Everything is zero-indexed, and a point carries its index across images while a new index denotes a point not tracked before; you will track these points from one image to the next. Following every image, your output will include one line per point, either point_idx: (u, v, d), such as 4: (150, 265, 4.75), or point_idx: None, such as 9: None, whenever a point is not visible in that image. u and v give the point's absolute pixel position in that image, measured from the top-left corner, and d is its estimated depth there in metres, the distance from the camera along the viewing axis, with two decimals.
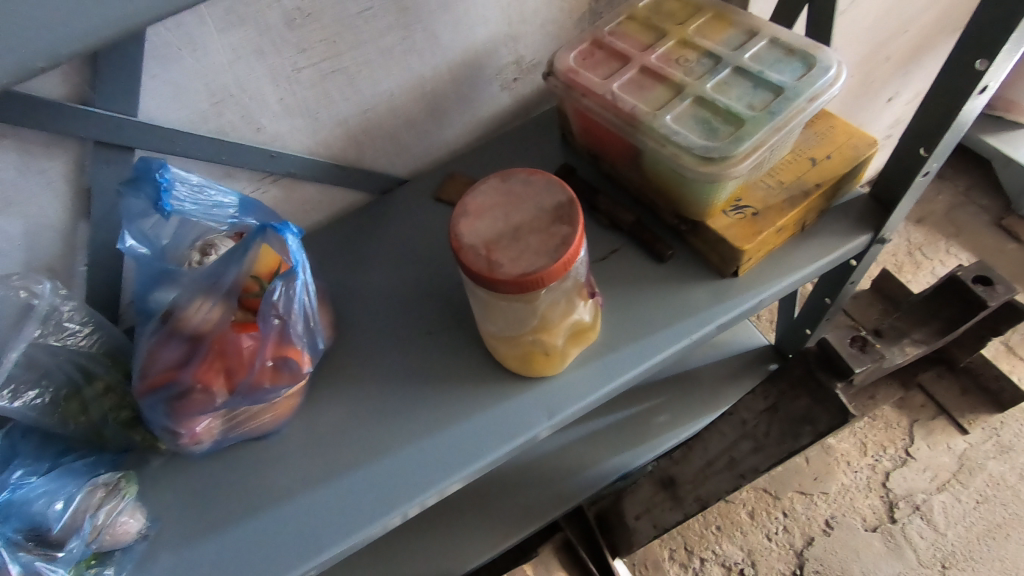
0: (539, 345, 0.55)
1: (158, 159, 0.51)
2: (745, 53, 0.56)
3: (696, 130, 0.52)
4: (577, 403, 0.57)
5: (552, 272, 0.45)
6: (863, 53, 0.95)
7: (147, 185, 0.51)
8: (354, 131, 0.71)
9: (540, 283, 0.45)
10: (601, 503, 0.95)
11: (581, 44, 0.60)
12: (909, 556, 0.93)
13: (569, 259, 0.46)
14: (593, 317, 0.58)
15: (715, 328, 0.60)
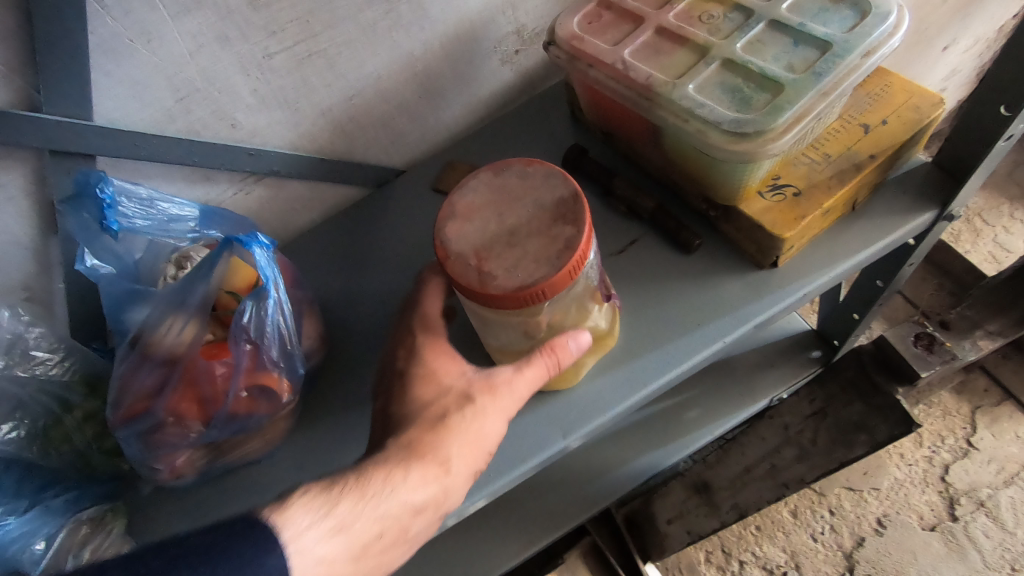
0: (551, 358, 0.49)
1: (98, 174, 0.49)
2: (782, 3, 0.47)
3: (725, 100, 0.43)
4: (600, 418, 0.50)
5: (553, 284, 0.38)
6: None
7: (90, 205, 0.48)
8: (341, 122, 0.64)
9: (540, 298, 0.38)
10: (631, 504, 0.88)
11: (586, 5, 0.52)
12: (973, 557, 0.84)
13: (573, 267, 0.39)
14: (610, 323, 0.52)
15: (754, 327, 0.52)
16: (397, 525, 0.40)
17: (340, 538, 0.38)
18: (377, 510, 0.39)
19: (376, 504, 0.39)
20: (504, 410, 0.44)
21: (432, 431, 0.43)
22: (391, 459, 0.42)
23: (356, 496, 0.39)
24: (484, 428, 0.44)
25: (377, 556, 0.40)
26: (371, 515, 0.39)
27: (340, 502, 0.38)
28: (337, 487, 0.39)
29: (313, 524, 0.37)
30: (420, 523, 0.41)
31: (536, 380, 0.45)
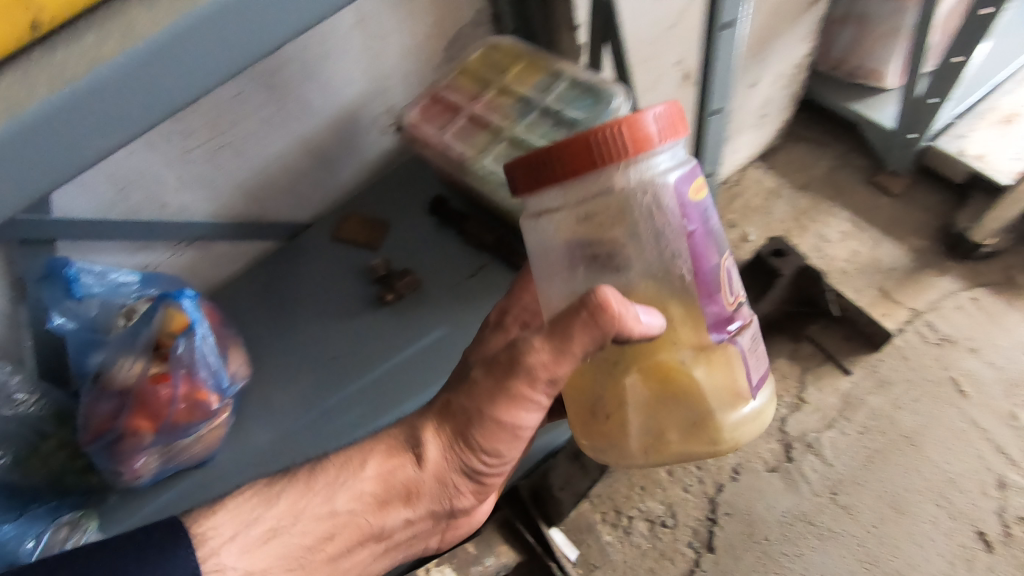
0: (604, 384, 0.46)
1: (64, 259, 0.66)
2: (550, 94, 0.67)
3: (508, 167, 0.65)
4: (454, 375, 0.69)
5: (597, 141, 0.36)
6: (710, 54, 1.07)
7: (59, 280, 0.65)
8: (252, 192, 0.82)
9: (579, 163, 0.36)
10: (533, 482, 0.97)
11: (422, 99, 0.71)
12: (804, 488, 1.05)
13: (622, 132, 0.36)
14: (709, 380, 0.43)
15: None
16: (355, 513, 0.52)
17: (269, 545, 0.48)
18: (326, 505, 0.52)
19: (327, 499, 0.52)
20: (501, 401, 0.50)
21: (427, 414, 0.56)
22: (355, 454, 0.54)
23: (305, 490, 0.52)
24: (485, 415, 0.51)
25: (342, 540, 0.52)
26: (318, 512, 0.51)
27: (279, 502, 0.50)
28: (283, 491, 0.52)
29: (253, 519, 0.49)
30: (393, 508, 0.54)
31: (581, 345, 0.43)
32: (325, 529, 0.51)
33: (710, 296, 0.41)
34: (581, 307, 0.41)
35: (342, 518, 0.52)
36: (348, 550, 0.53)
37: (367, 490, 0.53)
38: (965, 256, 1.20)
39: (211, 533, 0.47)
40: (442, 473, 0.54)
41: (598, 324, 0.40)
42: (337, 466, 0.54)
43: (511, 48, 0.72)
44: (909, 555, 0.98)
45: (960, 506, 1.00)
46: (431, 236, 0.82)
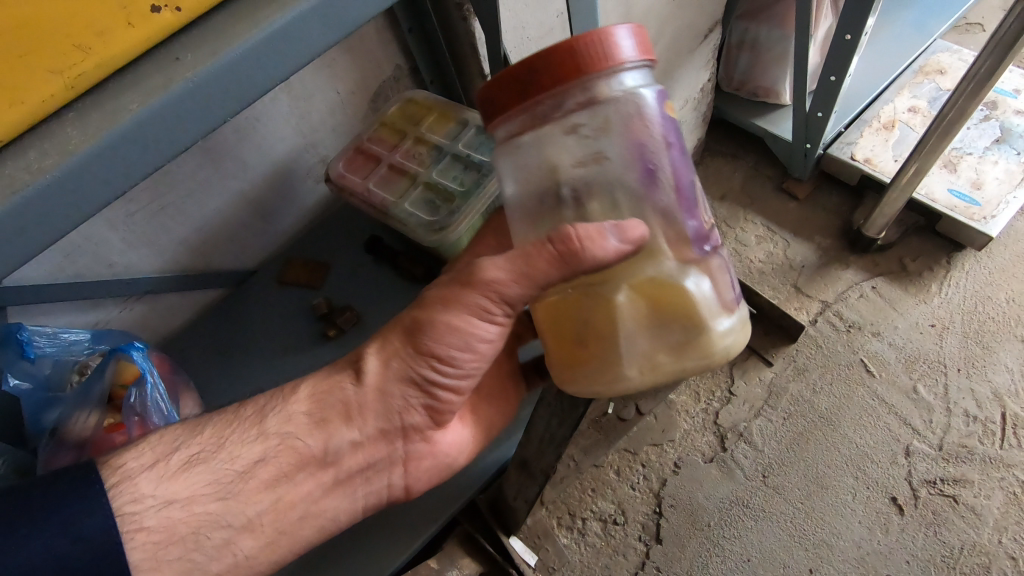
0: (594, 307, 0.50)
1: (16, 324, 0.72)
2: (460, 142, 0.77)
3: (425, 209, 0.74)
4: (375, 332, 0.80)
5: (555, 58, 0.43)
6: None
7: (12, 344, 0.71)
8: (195, 245, 0.87)
9: (544, 82, 0.44)
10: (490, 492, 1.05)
11: (347, 152, 0.79)
12: (738, 474, 1.14)
13: (583, 53, 0.43)
14: (694, 295, 0.50)
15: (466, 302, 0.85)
16: (287, 436, 0.52)
17: (191, 470, 0.49)
18: (255, 429, 0.52)
19: (258, 423, 0.52)
20: (454, 307, 0.54)
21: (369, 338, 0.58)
22: (288, 384, 0.56)
23: (234, 421, 0.53)
24: (435, 321, 0.55)
25: (277, 464, 0.51)
26: (249, 438, 0.51)
27: (206, 432, 0.51)
28: (211, 421, 0.53)
29: (177, 445, 0.50)
30: (331, 429, 0.54)
31: (547, 269, 0.49)
32: (256, 452, 0.51)
33: (687, 208, 0.50)
34: (548, 244, 0.48)
35: (273, 442, 0.52)
36: (287, 476, 0.52)
37: (297, 411, 0.54)
38: (863, 250, 1.32)
39: (129, 463, 0.48)
40: (386, 387, 0.55)
41: (569, 250, 0.47)
42: (269, 396, 0.55)
43: (425, 101, 0.81)
44: (833, 525, 1.07)
45: (874, 476, 1.10)
46: (369, 274, 0.89)
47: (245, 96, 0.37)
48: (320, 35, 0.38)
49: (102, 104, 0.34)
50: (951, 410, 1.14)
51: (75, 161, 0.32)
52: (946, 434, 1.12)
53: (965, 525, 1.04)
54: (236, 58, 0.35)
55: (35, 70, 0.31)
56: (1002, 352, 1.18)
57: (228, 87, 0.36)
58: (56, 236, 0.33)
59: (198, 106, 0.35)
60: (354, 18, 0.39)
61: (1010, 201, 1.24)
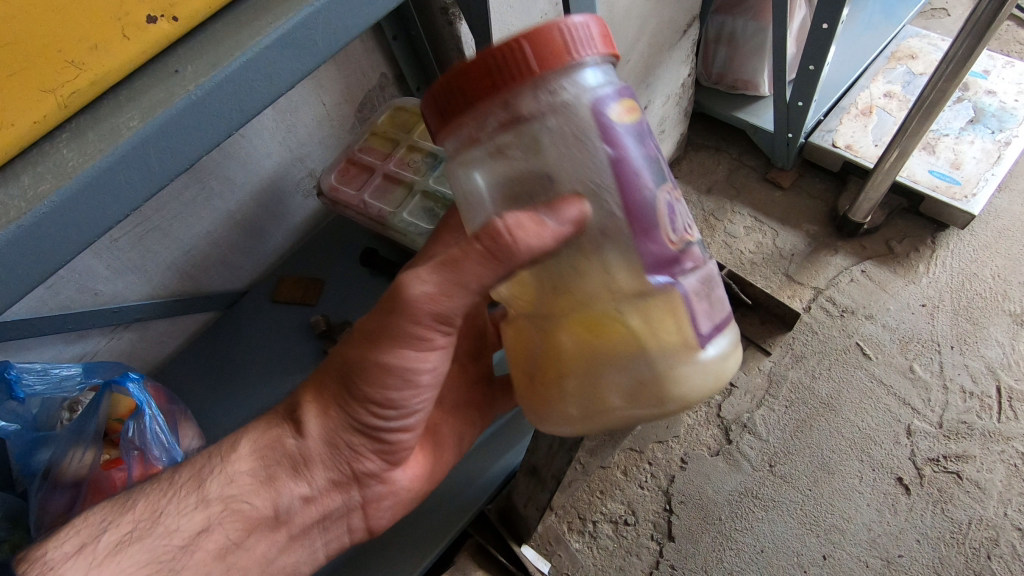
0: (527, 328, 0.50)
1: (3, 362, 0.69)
2: None
3: (424, 218, 0.72)
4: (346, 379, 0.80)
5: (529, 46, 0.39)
6: None
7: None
8: (183, 269, 0.84)
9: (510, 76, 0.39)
10: (499, 501, 1.02)
11: (338, 164, 0.77)
12: (745, 465, 1.14)
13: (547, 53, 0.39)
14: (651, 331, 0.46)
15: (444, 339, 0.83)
16: (231, 499, 0.54)
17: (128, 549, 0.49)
18: (194, 496, 0.53)
19: (198, 489, 0.53)
20: (383, 341, 0.51)
21: (309, 385, 0.59)
22: (225, 446, 0.57)
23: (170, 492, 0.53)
24: (364, 358, 0.53)
25: (227, 529, 0.53)
26: (187, 506, 0.52)
27: (136, 506, 0.51)
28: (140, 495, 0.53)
29: (108, 527, 0.50)
30: (280, 484, 0.56)
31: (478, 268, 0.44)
32: (199, 521, 0.52)
33: (645, 235, 0.43)
34: (474, 240, 0.43)
35: (216, 507, 0.53)
36: (238, 542, 0.53)
37: (240, 472, 0.55)
38: (851, 235, 1.34)
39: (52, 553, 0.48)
40: (323, 433, 0.56)
41: (490, 245, 0.43)
42: (207, 461, 0.55)
43: (415, 108, 0.79)
44: (842, 509, 1.08)
45: (878, 458, 1.11)
46: (365, 288, 0.87)
47: (249, 109, 0.35)
48: (323, 43, 0.36)
49: (98, 123, 0.32)
50: (948, 387, 1.15)
51: (75, 182, 0.30)
52: (945, 411, 1.13)
53: (970, 500, 1.06)
54: (240, 69, 0.33)
55: (24, 91, 0.29)
56: (992, 327, 1.20)
57: (232, 100, 0.34)
58: (58, 263, 0.31)
59: (202, 119, 0.33)
60: (356, 26, 0.37)
61: (989, 179, 1.27)
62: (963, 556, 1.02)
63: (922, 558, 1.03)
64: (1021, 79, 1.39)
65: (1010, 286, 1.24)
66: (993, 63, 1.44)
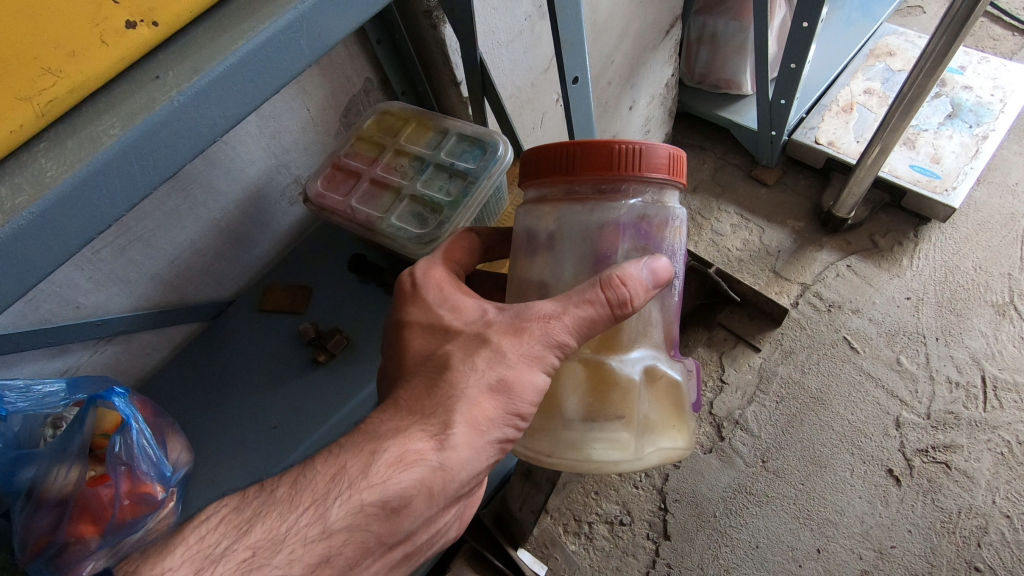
0: (627, 380, 0.54)
1: None
2: (442, 150, 0.74)
3: (413, 223, 0.70)
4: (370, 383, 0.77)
5: (623, 154, 0.47)
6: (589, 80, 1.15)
7: None
8: (168, 279, 0.83)
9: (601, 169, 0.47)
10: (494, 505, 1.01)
11: (324, 170, 0.76)
12: (737, 461, 1.14)
13: (635, 157, 0.47)
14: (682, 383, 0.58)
15: None
16: (357, 527, 0.44)
17: None
18: (316, 523, 0.43)
19: (318, 516, 0.44)
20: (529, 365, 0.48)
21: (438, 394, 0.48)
22: (347, 460, 0.46)
23: (283, 508, 0.44)
24: (520, 379, 0.48)
25: (346, 557, 0.44)
26: (309, 535, 0.43)
27: (255, 528, 0.43)
28: (256, 517, 0.44)
29: (220, 552, 0.42)
30: (409, 514, 0.46)
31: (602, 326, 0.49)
32: (321, 553, 0.43)
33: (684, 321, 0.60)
34: (608, 303, 0.47)
35: (340, 538, 0.43)
36: (354, 566, 0.45)
37: (368, 501, 0.44)
38: (836, 230, 1.35)
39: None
40: (473, 451, 0.48)
41: (617, 310, 0.48)
42: (325, 479, 0.45)
43: (400, 113, 0.79)
44: (834, 503, 1.08)
45: (869, 450, 1.12)
46: (354, 293, 0.86)
47: (233, 114, 0.34)
48: (308, 45, 0.35)
49: (77, 132, 0.31)
50: (934, 378, 1.16)
51: (63, 185, 0.30)
52: (932, 402, 1.14)
53: (960, 489, 1.06)
54: (221, 75, 0.32)
55: (1, 99, 0.28)
56: (974, 318, 1.22)
57: (222, 100, 0.33)
58: (49, 268, 0.30)
59: (193, 120, 0.33)
60: (343, 28, 0.37)
61: (968, 172, 1.29)
62: (954, 545, 1.03)
63: (914, 548, 1.03)
64: (995, 75, 1.43)
65: (991, 277, 1.26)
66: (968, 59, 1.47)
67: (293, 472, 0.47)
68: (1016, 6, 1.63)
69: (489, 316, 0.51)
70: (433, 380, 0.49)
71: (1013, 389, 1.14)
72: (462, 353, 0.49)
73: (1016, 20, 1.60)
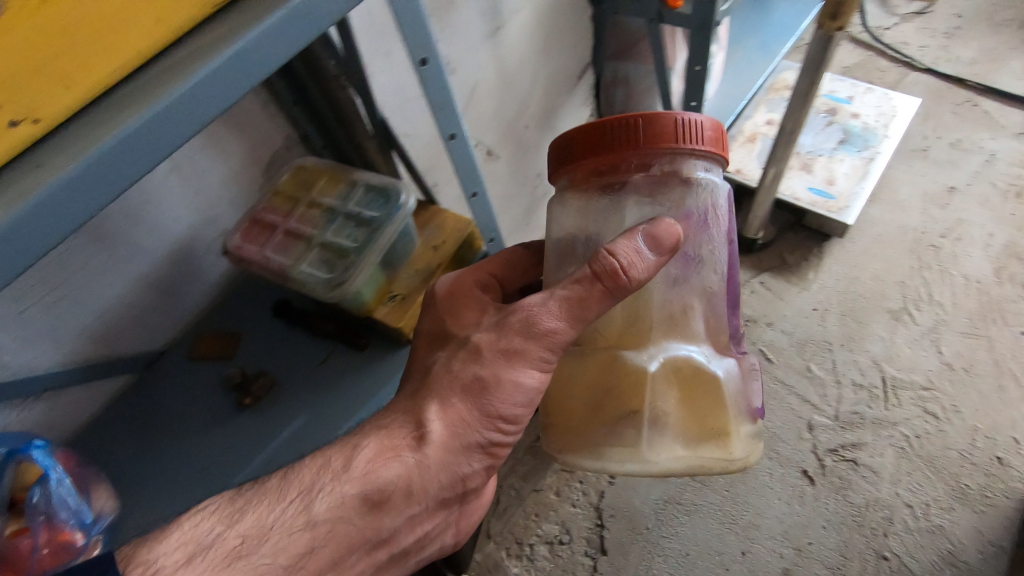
0: (639, 370, 0.59)
1: None
2: (350, 201, 0.81)
3: (323, 270, 0.76)
4: (294, 421, 0.82)
5: (622, 130, 0.52)
6: (506, 125, 1.25)
7: None
8: (97, 333, 0.86)
9: (605, 146, 0.53)
10: None
11: (242, 224, 0.82)
12: (667, 473, 1.21)
13: (635, 131, 0.51)
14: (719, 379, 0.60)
15: (379, 382, 0.85)
16: (337, 519, 0.53)
17: (232, 566, 0.49)
18: (301, 517, 0.52)
19: (302, 508, 0.53)
20: (515, 360, 0.56)
21: (422, 397, 0.59)
22: (331, 457, 0.56)
23: (271, 500, 0.53)
24: (500, 377, 0.56)
25: (326, 550, 0.52)
26: (294, 526, 0.52)
27: (246, 517, 0.52)
28: (247, 507, 0.53)
29: (210, 540, 0.50)
30: (390, 509, 0.55)
31: (597, 305, 0.54)
32: (305, 544, 0.51)
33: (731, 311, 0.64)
34: (596, 282, 0.53)
35: (322, 528, 0.52)
36: (338, 562, 0.53)
37: (349, 493, 0.54)
38: (748, 251, 1.46)
39: (159, 561, 0.48)
40: (450, 452, 0.56)
41: (611, 284, 0.52)
42: (311, 472, 0.55)
43: (314, 168, 0.85)
44: (756, 506, 1.15)
45: (785, 453, 1.19)
46: (281, 336, 0.91)
47: (128, 177, 0.41)
48: (196, 115, 0.42)
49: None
50: (841, 381, 1.26)
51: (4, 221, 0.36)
52: (839, 404, 1.23)
53: (867, 484, 1.14)
54: (115, 146, 0.39)
55: None
56: (874, 323, 1.32)
57: (143, 147, 0.40)
58: None
59: (113, 165, 0.39)
60: (225, 100, 0.43)
61: (859, 192, 1.42)
62: (865, 537, 1.10)
63: (829, 543, 1.10)
64: (878, 104, 1.58)
65: (887, 285, 1.36)
66: (855, 90, 1.62)
67: (279, 475, 0.56)
68: (897, 41, 1.82)
69: (484, 322, 0.61)
70: (419, 384, 0.60)
71: (911, 387, 1.23)
72: (446, 358, 0.60)
73: (897, 53, 1.78)
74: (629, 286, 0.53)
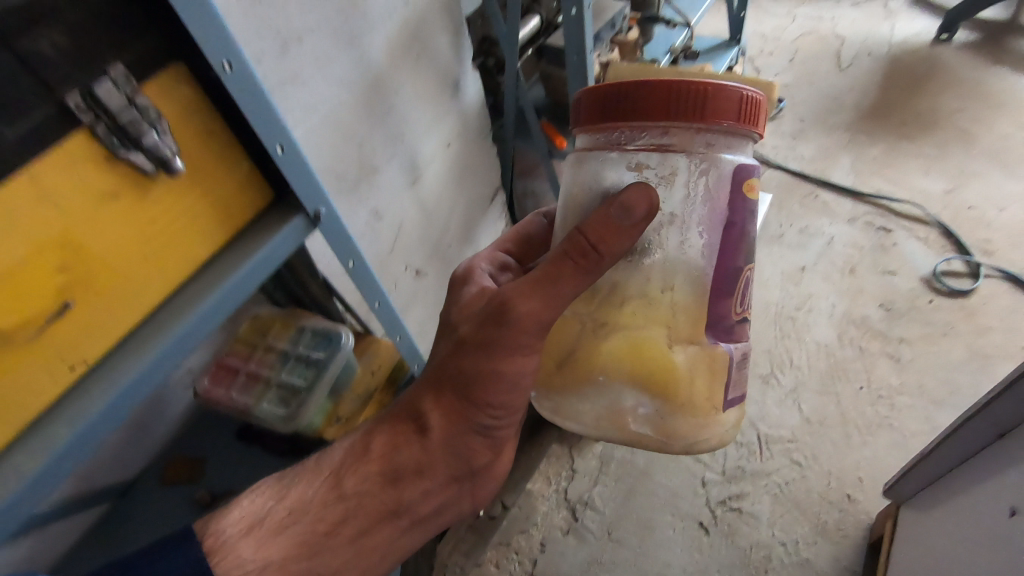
0: (603, 342, 0.64)
1: None
2: (299, 345, 1.01)
3: (279, 406, 0.95)
4: None
5: (648, 90, 0.55)
6: (431, 249, 1.49)
7: None
8: (78, 473, 1.00)
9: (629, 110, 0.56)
10: None
11: (208, 370, 0.99)
12: (589, 537, 1.40)
13: (661, 96, 0.54)
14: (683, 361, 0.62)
15: None
16: (361, 493, 0.73)
17: (282, 535, 0.67)
18: (335, 493, 0.72)
19: (334, 486, 0.73)
20: (493, 352, 0.69)
21: (426, 390, 0.78)
22: (355, 444, 0.77)
23: (304, 485, 0.72)
24: (483, 368, 0.71)
25: (356, 520, 0.72)
26: (329, 499, 0.72)
27: (290, 494, 0.71)
28: (291, 485, 0.72)
29: (265, 512, 0.69)
30: (404, 485, 0.75)
31: (570, 285, 0.62)
32: (339, 513, 0.71)
33: (721, 297, 0.61)
34: (566, 259, 0.61)
35: (352, 501, 0.72)
36: (365, 529, 0.73)
37: (371, 472, 0.74)
38: None
39: (227, 529, 0.66)
40: (447, 432, 0.76)
41: (579, 262, 0.60)
42: (337, 458, 0.76)
43: (267, 317, 1.05)
44: (664, 557, 1.36)
45: (685, 508, 1.42)
46: (244, 458, 1.08)
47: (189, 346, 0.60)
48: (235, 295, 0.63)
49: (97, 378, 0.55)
50: (726, 441, 1.51)
51: (86, 425, 0.52)
52: (726, 461, 1.47)
53: (750, 528, 1.37)
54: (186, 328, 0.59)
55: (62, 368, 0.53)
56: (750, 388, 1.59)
57: (189, 338, 0.60)
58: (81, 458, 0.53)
59: (181, 340, 0.59)
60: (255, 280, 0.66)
61: None
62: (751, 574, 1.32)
63: None
64: None
65: (758, 355, 1.65)
66: None
67: (303, 470, 0.75)
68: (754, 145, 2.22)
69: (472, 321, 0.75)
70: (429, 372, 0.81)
71: (781, 440, 1.49)
72: (449, 350, 0.76)
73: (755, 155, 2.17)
74: (598, 267, 0.60)
